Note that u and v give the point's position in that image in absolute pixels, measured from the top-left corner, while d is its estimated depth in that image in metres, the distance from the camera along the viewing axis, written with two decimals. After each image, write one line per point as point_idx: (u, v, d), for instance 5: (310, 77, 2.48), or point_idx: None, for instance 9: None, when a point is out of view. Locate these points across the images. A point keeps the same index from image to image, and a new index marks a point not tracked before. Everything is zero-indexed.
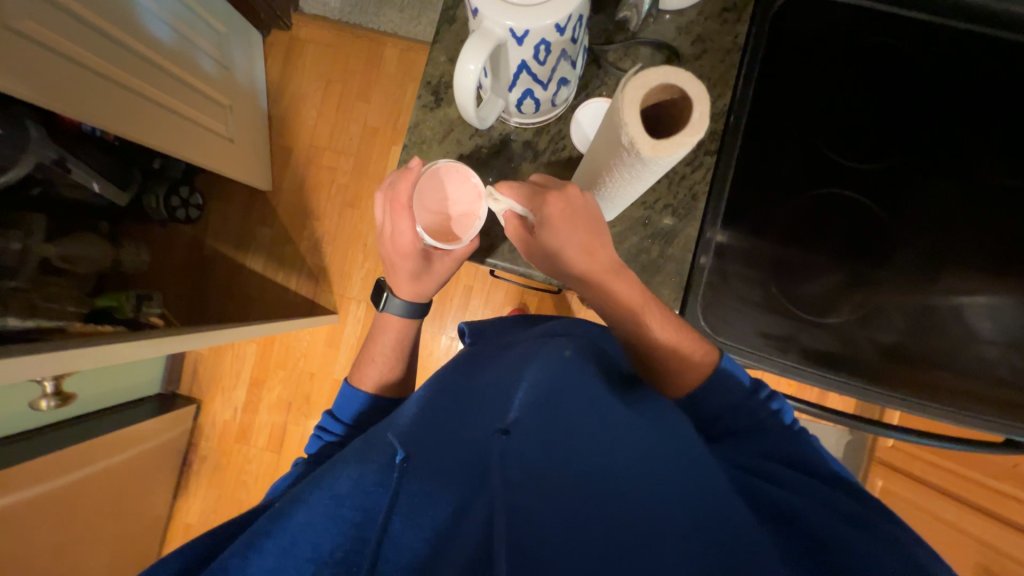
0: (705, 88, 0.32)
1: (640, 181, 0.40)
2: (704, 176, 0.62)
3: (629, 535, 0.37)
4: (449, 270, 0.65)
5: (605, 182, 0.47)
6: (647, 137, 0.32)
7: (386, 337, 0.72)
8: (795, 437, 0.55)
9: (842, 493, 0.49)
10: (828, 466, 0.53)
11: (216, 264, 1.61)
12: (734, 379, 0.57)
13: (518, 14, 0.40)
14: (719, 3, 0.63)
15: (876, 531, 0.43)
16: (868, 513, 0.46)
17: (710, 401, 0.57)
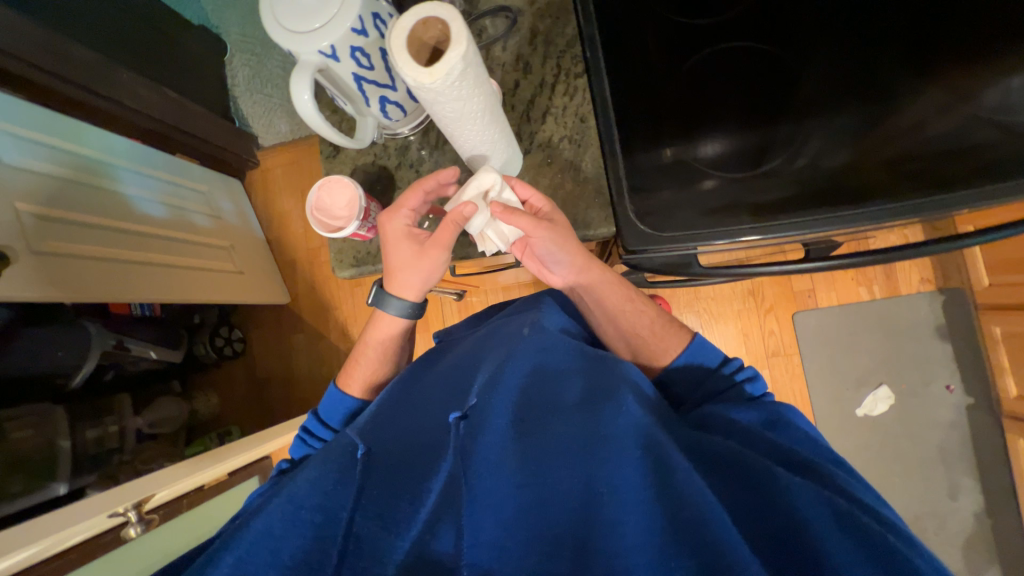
0: (453, 7, 0.35)
1: (476, 105, 0.42)
2: (583, 97, 0.63)
3: (559, 501, 0.44)
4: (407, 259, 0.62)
5: (456, 142, 0.50)
6: (422, 70, 0.36)
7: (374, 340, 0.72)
8: (756, 397, 0.60)
9: (779, 431, 0.53)
10: (787, 416, 0.56)
11: (272, 381, 1.77)
12: (697, 365, 0.66)
13: (323, 36, 0.46)
14: None
15: (817, 475, 0.47)
16: (808, 455, 0.50)
17: (677, 377, 0.66)
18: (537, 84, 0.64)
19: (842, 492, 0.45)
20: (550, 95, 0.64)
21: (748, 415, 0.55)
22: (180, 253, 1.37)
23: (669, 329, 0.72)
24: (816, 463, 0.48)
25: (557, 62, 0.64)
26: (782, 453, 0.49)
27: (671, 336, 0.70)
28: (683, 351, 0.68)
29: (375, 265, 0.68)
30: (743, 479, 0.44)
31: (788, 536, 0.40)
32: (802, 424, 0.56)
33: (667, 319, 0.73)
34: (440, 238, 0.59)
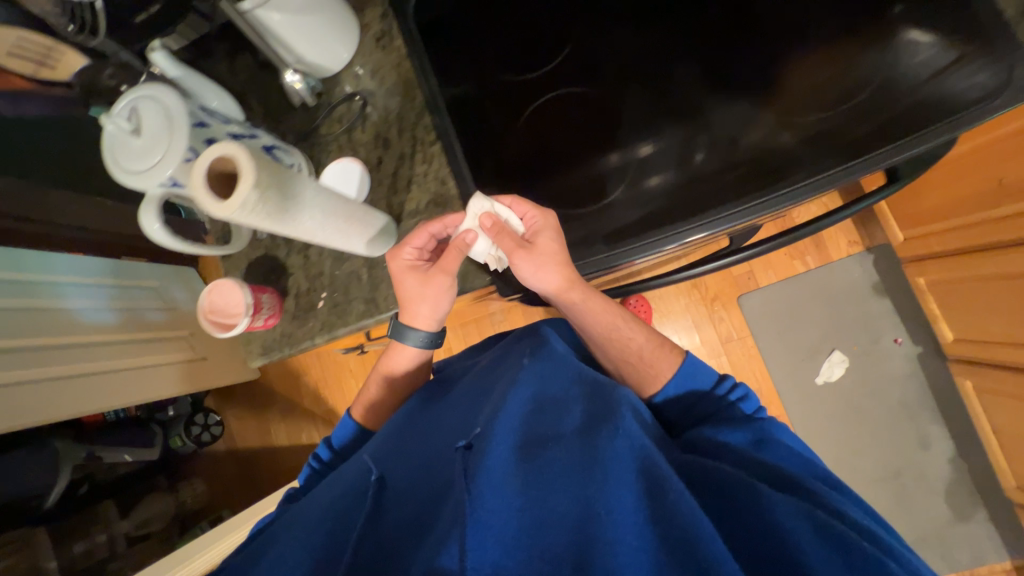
0: (238, 142, 0.39)
1: (290, 213, 0.46)
2: (439, 161, 0.67)
3: (562, 522, 0.43)
4: (414, 287, 0.62)
5: (314, 241, 0.54)
6: (217, 202, 0.40)
7: (389, 365, 0.76)
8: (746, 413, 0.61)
9: (766, 448, 0.55)
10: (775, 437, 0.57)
11: (257, 457, 1.78)
12: (691, 391, 0.67)
13: (161, 171, 0.50)
14: (371, 38, 0.71)
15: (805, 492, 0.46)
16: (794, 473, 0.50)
17: (670, 404, 0.67)
18: (397, 158, 0.69)
19: (825, 503, 0.45)
20: (411, 164, 0.68)
21: (737, 433, 0.56)
22: (137, 354, 1.39)
23: (658, 352, 0.71)
24: (804, 479, 0.48)
25: (413, 133, 0.69)
26: (768, 467, 0.50)
27: (663, 361, 0.70)
28: (674, 373, 0.68)
29: (284, 350, 0.71)
30: (726, 494, 0.45)
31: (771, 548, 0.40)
32: (788, 440, 0.57)
33: (656, 344, 0.73)
34: (444, 265, 0.60)
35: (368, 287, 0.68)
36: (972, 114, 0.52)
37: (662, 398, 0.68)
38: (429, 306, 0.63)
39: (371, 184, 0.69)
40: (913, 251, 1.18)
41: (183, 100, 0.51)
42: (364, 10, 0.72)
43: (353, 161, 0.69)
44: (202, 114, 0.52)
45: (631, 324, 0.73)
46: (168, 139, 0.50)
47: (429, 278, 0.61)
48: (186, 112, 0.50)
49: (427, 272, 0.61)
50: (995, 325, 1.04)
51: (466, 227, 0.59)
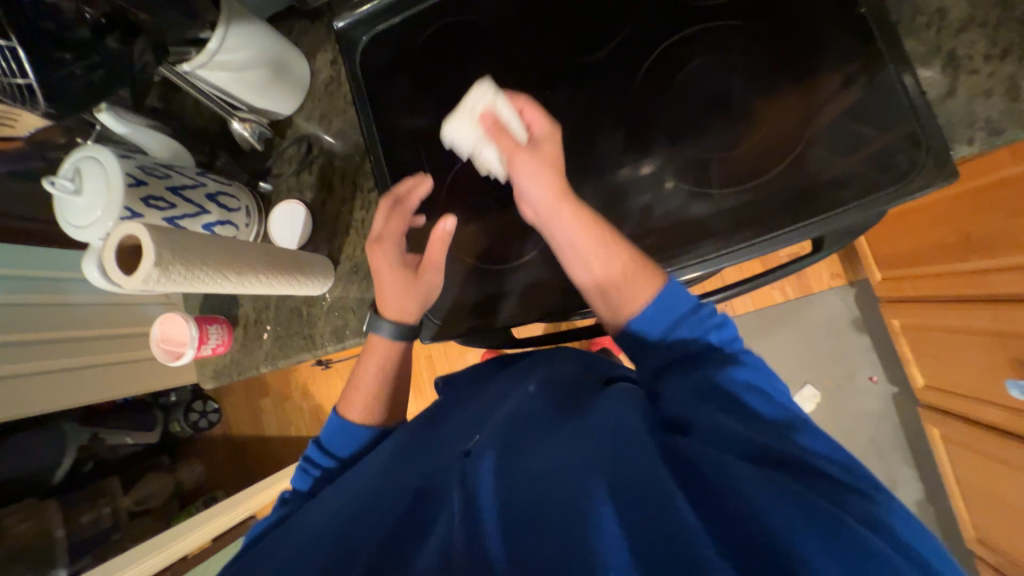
0: (145, 224, 0.45)
1: (200, 283, 0.51)
2: (376, 208, 0.72)
3: (544, 527, 0.38)
4: (402, 283, 0.62)
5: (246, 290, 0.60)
6: (128, 278, 0.45)
7: (370, 363, 0.65)
8: (726, 359, 0.47)
9: (758, 413, 0.43)
10: (768, 396, 0.44)
11: (250, 444, 1.89)
12: (674, 319, 0.49)
13: (100, 228, 0.55)
14: (321, 84, 0.76)
15: (794, 472, 0.38)
16: (785, 441, 0.40)
17: (644, 324, 0.49)
18: (340, 202, 0.74)
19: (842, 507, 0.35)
20: (350, 211, 0.73)
21: (716, 391, 0.44)
22: None
23: (637, 267, 0.51)
24: (796, 453, 0.39)
25: (354, 180, 0.74)
26: (770, 449, 0.39)
27: (638, 283, 0.50)
28: (649, 303, 0.49)
29: (233, 376, 0.77)
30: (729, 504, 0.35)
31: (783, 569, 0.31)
32: (767, 382, 0.46)
33: (641, 259, 0.52)
34: (432, 264, 0.61)
35: (306, 324, 0.73)
36: (894, 191, 0.53)
37: (638, 333, 0.50)
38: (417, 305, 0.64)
39: (315, 226, 0.74)
40: (889, 291, 1.15)
41: (122, 162, 0.55)
42: (316, 55, 0.76)
43: (298, 203, 0.73)
44: (141, 173, 0.57)
45: (618, 236, 0.52)
46: (105, 199, 0.55)
47: (419, 279, 0.62)
48: (124, 174, 0.55)
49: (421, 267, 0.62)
50: (963, 374, 1.03)
51: (473, 121, 0.54)
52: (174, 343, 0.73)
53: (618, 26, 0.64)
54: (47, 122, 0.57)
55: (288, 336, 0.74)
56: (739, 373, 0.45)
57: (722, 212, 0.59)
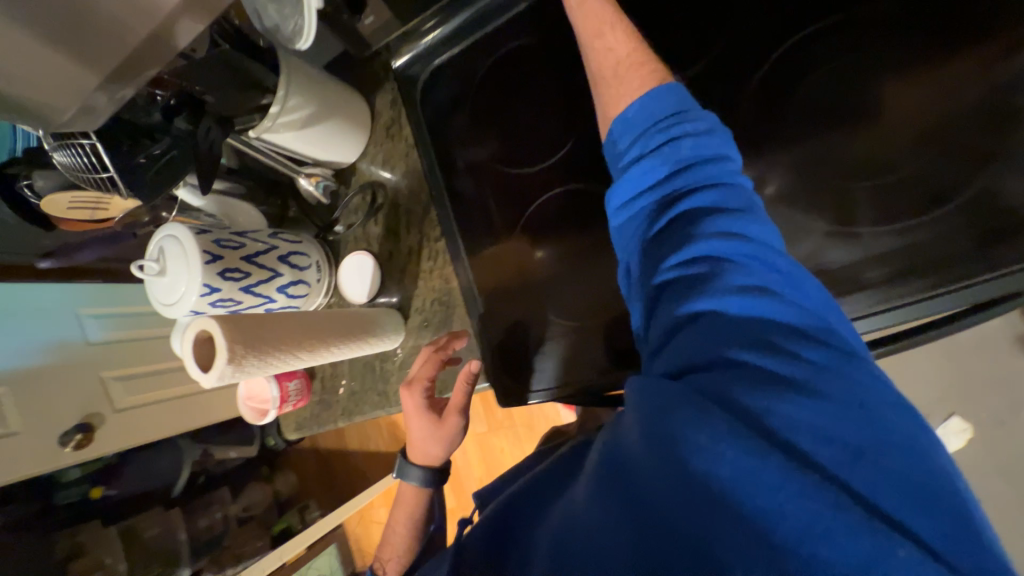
0: (212, 320, 0.43)
1: (275, 367, 0.49)
2: (445, 258, 0.67)
3: None
4: (428, 427, 0.59)
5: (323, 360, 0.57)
6: (204, 376, 0.44)
7: (402, 510, 0.64)
8: (689, 214, 0.40)
9: (697, 272, 0.38)
10: (740, 263, 0.37)
11: (333, 456, 1.98)
12: (663, 117, 0.43)
13: (184, 305, 0.55)
14: (382, 126, 0.72)
15: (726, 392, 0.33)
16: (726, 325, 0.35)
17: (644, 114, 0.44)
18: (408, 251, 0.70)
19: (780, 423, 0.31)
20: (418, 261, 0.69)
21: (676, 271, 0.39)
22: None
23: (637, 66, 0.47)
24: (729, 355, 0.34)
25: (420, 229, 0.70)
26: (722, 339, 0.34)
27: (633, 83, 0.47)
28: (635, 102, 0.45)
29: (313, 428, 0.77)
30: (652, 428, 0.34)
31: (703, 506, 0.30)
32: (710, 212, 0.39)
33: (641, 54, 0.48)
34: (454, 406, 0.58)
35: (380, 379, 0.71)
36: None
37: (615, 142, 0.47)
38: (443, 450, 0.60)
39: (384, 278, 0.71)
40: None
41: (199, 239, 0.55)
42: (375, 97, 0.72)
43: (364, 254, 0.69)
44: (217, 248, 0.56)
45: (629, 29, 0.50)
46: (186, 277, 0.54)
47: (444, 424, 0.58)
48: (200, 250, 0.54)
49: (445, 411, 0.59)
50: None
51: None
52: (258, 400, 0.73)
53: (708, 45, 0.57)
54: (135, 205, 0.58)
55: (363, 392, 0.72)
56: (702, 230, 0.39)
57: (875, 256, 0.50)
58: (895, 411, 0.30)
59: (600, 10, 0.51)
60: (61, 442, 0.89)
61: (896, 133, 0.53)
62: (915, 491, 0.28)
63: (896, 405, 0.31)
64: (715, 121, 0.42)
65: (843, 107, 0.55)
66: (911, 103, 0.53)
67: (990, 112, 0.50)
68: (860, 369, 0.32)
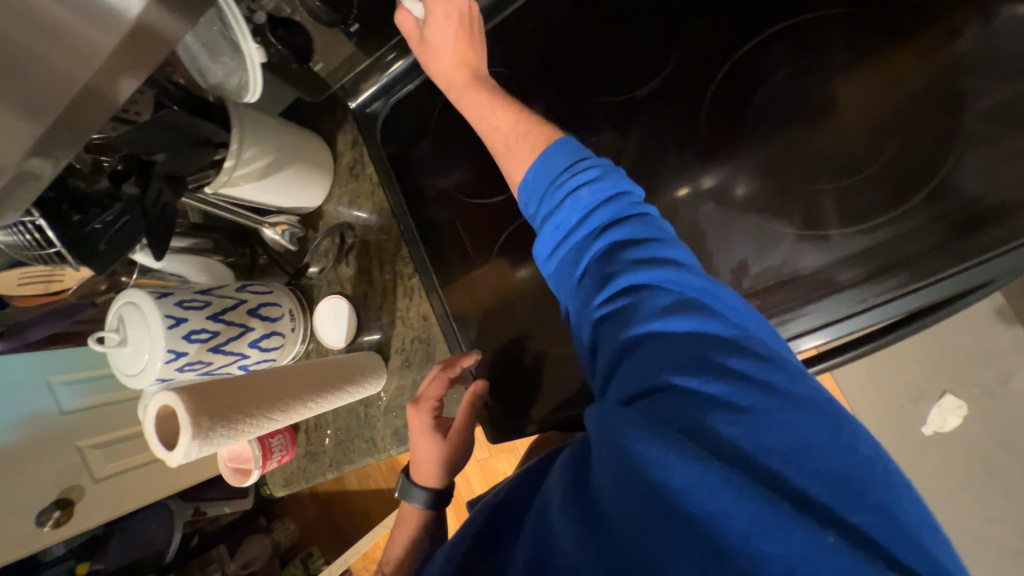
0: (173, 391, 0.40)
1: (248, 433, 0.46)
2: (420, 294, 0.66)
3: None
4: (435, 442, 0.57)
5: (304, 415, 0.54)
6: (167, 452, 0.41)
7: (400, 536, 0.58)
8: (609, 248, 0.40)
9: (627, 296, 0.37)
10: (662, 286, 0.37)
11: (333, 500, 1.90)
12: (565, 164, 0.43)
13: (150, 374, 0.53)
14: (344, 167, 0.71)
15: (661, 412, 0.31)
16: (660, 347, 0.34)
17: (544, 176, 0.43)
18: (382, 291, 0.68)
19: (716, 439, 0.29)
20: (393, 301, 0.67)
21: (608, 304, 0.38)
22: None
23: (525, 138, 0.47)
24: (659, 379, 0.33)
25: (392, 268, 0.68)
26: (654, 365, 0.33)
27: (527, 144, 0.47)
28: (531, 168, 0.44)
29: (301, 483, 0.74)
30: (608, 455, 0.32)
31: (654, 528, 0.28)
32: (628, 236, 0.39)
33: (531, 120, 0.49)
34: (465, 421, 0.57)
35: (366, 425, 0.68)
36: None
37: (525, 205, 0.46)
38: (447, 466, 0.57)
39: (361, 320, 0.69)
40: None
41: (160, 305, 0.52)
42: (335, 138, 0.71)
43: (338, 298, 0.68)
44: (181, 310, 0.54)
45: (508, 106, 0.51)
46: (150, 346, 0.52)
47: (453, 440, 0.57)
48: (163, 316, 0.52)
49: (455, 424, 0.58)
50: None
51: None
52: (240, 462, 0.69)
53: None
54: (90, 274, 0.56)
55: (349, 440, 0.69)
56: (623, 261, 0.38)
57: (847, 259, 0.52)
58: (820, 409, 0.30)
59: (478, 96, 0.53)
60: (37, 522, 0.85)
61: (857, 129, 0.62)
62: (854, 492, 0.27)
63: (823, 404, 0.31)
64: (608, 164, 0.42)
65: (809, 103, 0.65)
66: (861, 96, 0.63)
67: (935, 99, 0.58)
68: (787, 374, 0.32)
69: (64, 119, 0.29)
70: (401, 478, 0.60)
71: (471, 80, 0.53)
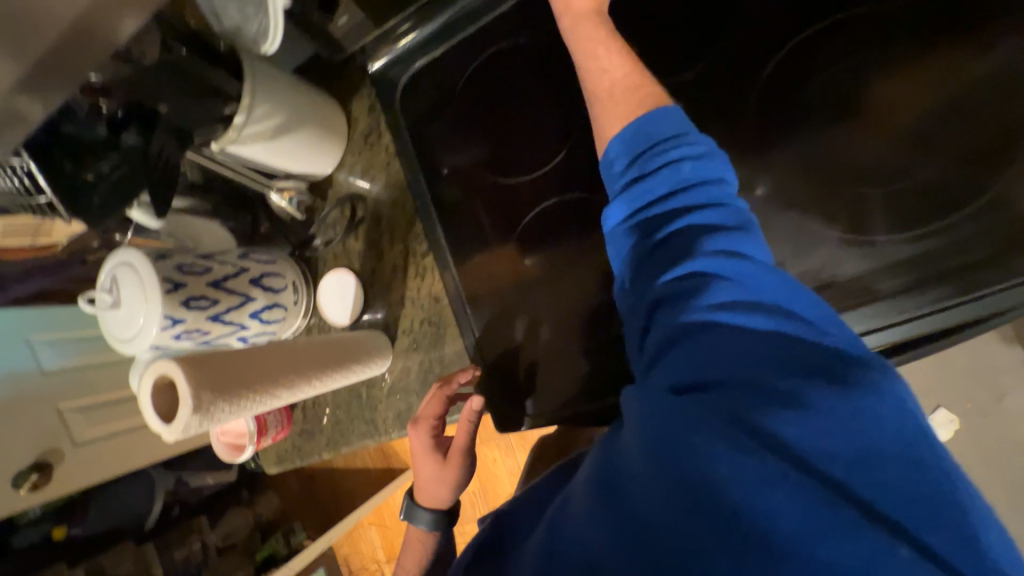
0: (173, 363, 0.37)
1: (249, 409, 0.43)
2: (432, 274, 0.63)
3: None
4: (432, 470, 0.58)
5: (313, 390, 0.51)
6: (166, 428, 0.38)
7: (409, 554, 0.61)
8: (684, 230, 0.38)
9: (708, 280, 0.35)
10: (730, 277, 0.35)
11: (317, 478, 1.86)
12: (654, 134, 0.41)
13: (144, 339, 0.49)
14: (360, 135, 0.67)
15: (734, 407, 0.30)
16: (737, 337, 0.32)
17: (633, 140, 0.42)
18: (391, 268, 0.65)
19: (792, 445, 0.28)
20: (403, 278, 0.64)
21: (670, 288, 0.36)
22: None
23: (630, 99, 0.44)
24: (735, 373, 0.31)
25: (404, 245, 0.65)
26: (726, 355, 0.31)
27: (623, 107, 0.44)
28: (627, 126, 0.43)
29: (294, 461, 0.71)
30: (665, 438, 0.31)
31: (703, 506, 0.28)
32: (710, 220, 0.37)
33: (637, 78, 0.45)
34: (458, 451, 0.57)
35: (367, 407, 0.66)
36: None
37: (608, 165, 0.44)
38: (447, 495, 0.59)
39: (367, 297, 0.66)
40: None
41: (157, 266, 0.49)
42: (351, 103, 0.67)
43: (345, 273, 0.65)
44: (179, 275, 0.51)
45: (625, 50, 0.47)
46: (144, 311, 0.49)
47: (445, 471, 0.57)
48: (160, 279, 0.49)
49: (449, 453, 0.58)
50: None
51: None
52: (235, 438, 0.67)
53: None
54: (82, 228, 0.53)
55: (348, 420, 0.67)
56: (698, 246, 0.36)
57: None
58: (909, 427, 0.28)
59: (597, 29, 0.48)
60: (14, 484, 0.80)
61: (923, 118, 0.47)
62: (910, 504, 0.26)
63: (913, 420, 0.28)
64: (713, 147, 0.40)
65: None
66: (908, 94, 0.48)
67: None
68: (874, 379, 0.30)
69: (66, 34, 0.27)
70: (407, 499, 0.62)
71: (589, 14, 0.48)
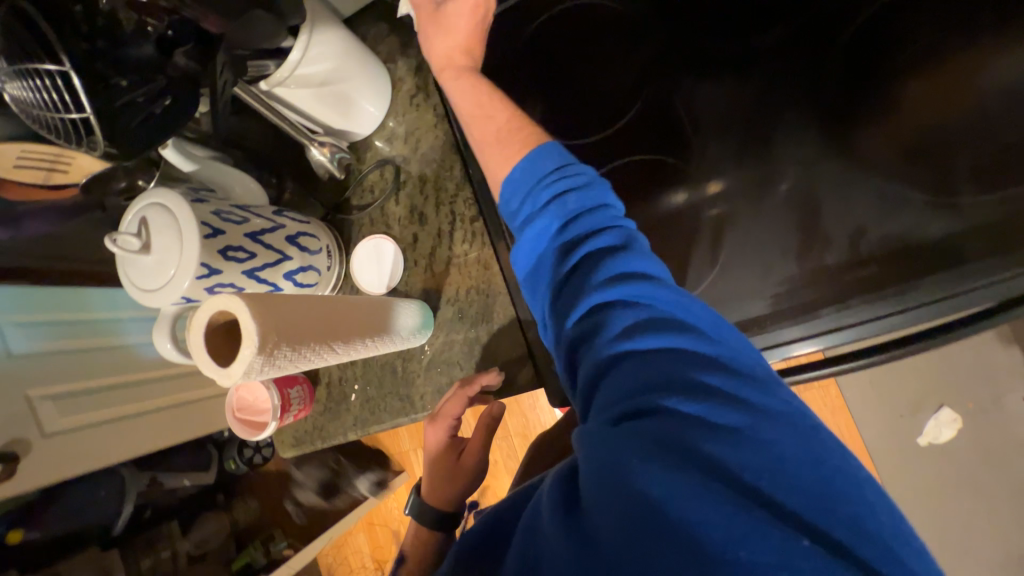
0: (229, 296, 0.32)
1: (306, 363, 0.39)
2: (481, 240, 0.60)
3: None
4: (445, 462, 0.56)
5: (364, 352, 0.47)
6: (223, 371, 0.34)
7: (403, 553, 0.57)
8: (590, 257, 0.36)
9: (623, 309, 0.34)
10: (632, 302, 0.34)
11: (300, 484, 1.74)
12: (541, 169, 0.39)
13: (176, 288, 0.44)
14: (404, 94, 0.63)
15: (659, 442, 0.28)
16: (647, 372, 0.30)
17: (525, 177, 0.39)
18: (434, 234, 0.62)
19: (724, 469, 0.27)
20: (449, 245, 0.61)
21: (582, 322, 0.35)
22: None
23: (506, 142, 0.42)
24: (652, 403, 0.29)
25: (448, 210, 0.62)
26: (631, 384, 0.31)
27: (509, 145, 0.42)
28: (512, 167, 0.40)
29: (315, 444, 0.66)
30: (608, 483, 0.28)
31: (644, 536, 0.26)
32: (613, 246, 0.36)
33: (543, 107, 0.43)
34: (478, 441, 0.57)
35: (404, 382, 0.62)
36: None
37: (506, 211, 0.41)
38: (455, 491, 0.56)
39: (407, 265, 0.62)
40: None
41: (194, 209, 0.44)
42: (397, 61, 0.63)
43: (384, 238, 0.62)
44: (217, 220, 0.46)
45: (507, 99, 0.45)
46: (177, 258, 0.44)
47: (462, 461, 0.56)
48: (198, 222, 0.44)
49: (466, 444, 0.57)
50: None
51: None
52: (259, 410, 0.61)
53: None
54: None
55: (381, 396, 0.62)
56: (602, 276, 0.35)
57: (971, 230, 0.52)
58: (795, 428, 0.29)
59: (471, 83, 0.46)
60: None
61: (990, 99, 0.57)
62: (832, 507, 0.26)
63: (799, 420, 0.29)
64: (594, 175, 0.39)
65: None
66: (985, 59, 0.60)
67: None
68: (761, 389, 0.30)
69: None
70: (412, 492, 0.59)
71: (465, 70, 0.47)
